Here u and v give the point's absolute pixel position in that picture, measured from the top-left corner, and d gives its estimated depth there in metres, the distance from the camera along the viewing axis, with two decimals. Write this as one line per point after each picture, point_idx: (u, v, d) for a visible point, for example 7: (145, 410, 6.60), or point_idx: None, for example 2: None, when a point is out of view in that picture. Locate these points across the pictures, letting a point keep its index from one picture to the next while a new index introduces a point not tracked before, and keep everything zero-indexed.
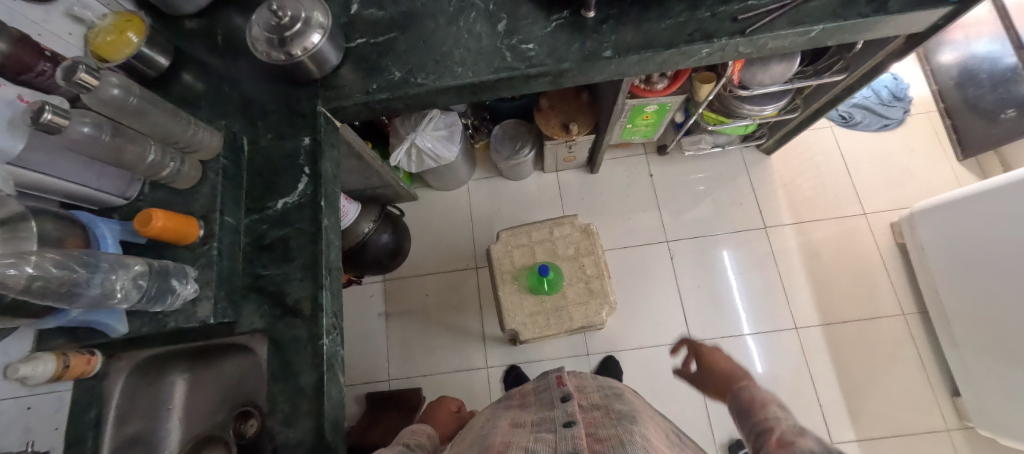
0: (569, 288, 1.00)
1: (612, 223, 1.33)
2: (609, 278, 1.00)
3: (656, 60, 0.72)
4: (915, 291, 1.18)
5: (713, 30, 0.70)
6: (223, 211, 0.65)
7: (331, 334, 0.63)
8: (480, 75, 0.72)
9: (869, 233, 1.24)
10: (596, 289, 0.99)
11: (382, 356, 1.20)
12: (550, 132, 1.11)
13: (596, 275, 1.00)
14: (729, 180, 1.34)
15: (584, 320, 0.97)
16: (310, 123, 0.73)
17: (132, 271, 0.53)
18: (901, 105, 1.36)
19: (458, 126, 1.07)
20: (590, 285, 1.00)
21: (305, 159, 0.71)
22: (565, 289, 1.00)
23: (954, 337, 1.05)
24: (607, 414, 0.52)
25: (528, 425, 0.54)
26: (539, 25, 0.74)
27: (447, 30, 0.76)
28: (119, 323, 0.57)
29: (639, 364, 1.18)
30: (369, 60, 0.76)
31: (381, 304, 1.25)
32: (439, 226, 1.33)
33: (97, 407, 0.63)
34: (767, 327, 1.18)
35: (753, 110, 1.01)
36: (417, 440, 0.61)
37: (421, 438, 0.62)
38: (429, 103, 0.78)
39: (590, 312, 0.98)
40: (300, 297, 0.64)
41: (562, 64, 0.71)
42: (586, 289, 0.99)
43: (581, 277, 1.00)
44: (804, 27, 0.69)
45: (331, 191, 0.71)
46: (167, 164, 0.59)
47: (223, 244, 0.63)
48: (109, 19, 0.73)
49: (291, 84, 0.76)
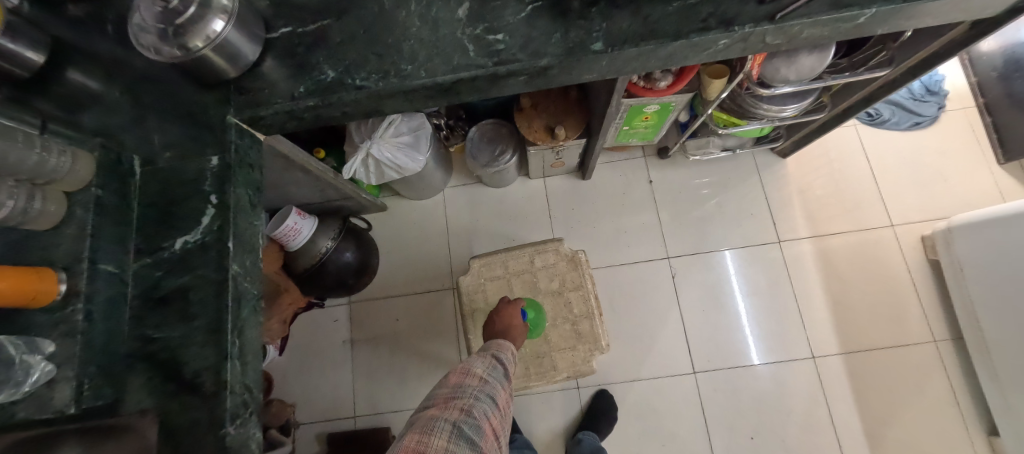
0: (553, 331, 0.94)
1: (607, 236, 1.18)
2: (598, 320, 0.94)
3: (658, 55, 0.56)
4: (947, 314, 1.05)
5: (733, 14, 0.54)
6: (97, 258, 0.50)
7: (239, 417, 0.49)
8: (434, 74, 0.56)
9: (896, 247, 1.10)
10: (584, 332, 0.93)
11: (348, 390, 1.07)
12: (534, 136, 0.96)
13: (585, 315, 0.94)
14: (740, 186, 1.19)
15: (569, 370, 0.92)
16: (219, 138, 0.57)
17: None
18: (935, 99, 1.20)
19: (426, 130, 0.92)
20: (578, 328, 0.93)
21: (211, 185, 0.55)
22: (548, 332, 0.93)
23: (995, 373, 0.92)
24: None
25: None
26: (511, 9, 0.58)
27: (394, 16, 0.60)
28: None
29: (635, 398, 1.05)
30: (296, 56, 0.60)
31: (346, 330, 1.11)
32: (413, 241, 1.18)
33: None
34: (780, 355, 1.06)
35: (772, 111, 0.86)
36: (505, 352, 0.75)
37: (507, 350, 0.76)
38: (374, 110, 0.62)
39: (577, 360, 0.92)
40: (200, 368, 0.49)
41: (540, 59, 0.55)
42: (573, 332, 0.93)
43: (567, 319, 0.94)
44: (853, 10, 0.53)
45: (248, 225, 0.56)
46: (6, 204, 0.42)
47: (94, 302, 0.49)
48: None
49: (198, 86, 0.60)
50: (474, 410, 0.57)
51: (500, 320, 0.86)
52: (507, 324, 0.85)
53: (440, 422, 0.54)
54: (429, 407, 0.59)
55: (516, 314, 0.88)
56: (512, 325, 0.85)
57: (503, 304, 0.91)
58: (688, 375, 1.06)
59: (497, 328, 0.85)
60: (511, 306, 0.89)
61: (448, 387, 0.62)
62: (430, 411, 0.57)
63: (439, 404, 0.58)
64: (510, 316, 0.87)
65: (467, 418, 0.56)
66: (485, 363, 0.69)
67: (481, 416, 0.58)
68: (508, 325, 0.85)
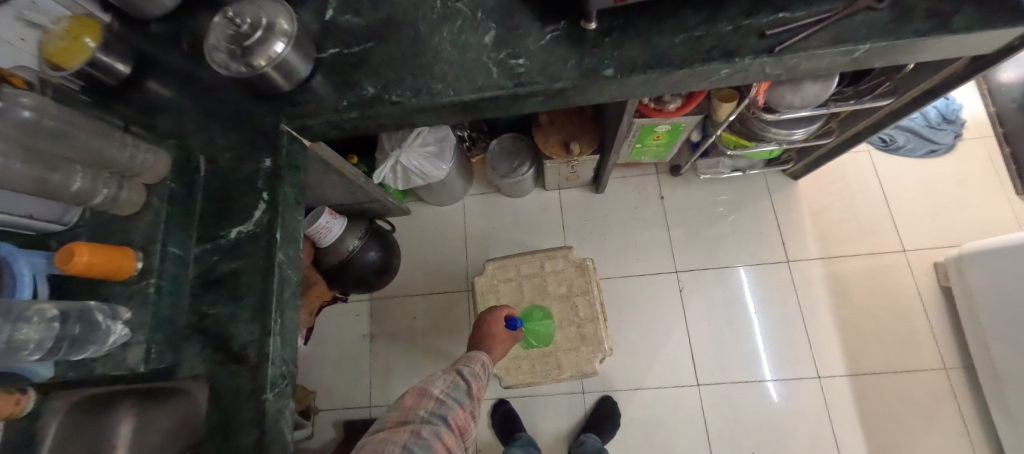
0: (559, 333, 0.98)
1: (617, 247, 1.22)
2: (603, 323, 0.98)
3: (664, 81, 0.62)
4: (959, 342, 1.04)
5: (735, 47, 0.59)
6: (167, 242, 0.58)
7: (277, 386, 0.56)
8: (461, 93, 0.63)
9: (908, 272, 1.11)
10: (588, 335, 0.97)
11: (364, 382, 1.14)
12: (549, 151, 1.02)
13: (589, 319, 0.98)
14: (752, 205, 1.22)
15: (572, 369, 0.96)
16: (272, 143, 0.65)
17: (46, 316, 0.47)
18: (952, 128, 1.21)
19: (450, 141, 1.00)
20: (583, 331, 0.98)
21: (264, 183, 0.63)
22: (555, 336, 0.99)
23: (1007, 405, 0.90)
24: None
25: None
26: (532, 37, 0.65)
27: (428, 40, 0.67)
28: (43, 368, 0.52)
29: (638, 408, 1.08)
30: (341, 73, 0.68)
31: (366, 324, 1.19)
32: (432, 244, 1.25)
33: (29, 450, 0.58)
34: (784, 373, 1.07)
35: (780, 134, 0.90)
36: (472, 368, 0.72)
37: (474, 365, 0.72)
38: (406, 122, 0.69)
39: (580, 361, 0.96)
40: (247, 341, 0.57)
41: (556, 83, 0.61)
42: (578, 334, 0.98)
43: (572, 321, 0.99)
44: (848, 45, 0.57)
45: (291, 220, 0.64)
46: (99, 192, 0.53)
47: (164, 280, 0.57)
48: (66, 27, 0.64)
49: (255, 98, 0.68)
50: (424, 434, 0.54)
51: (481, 327, 0.86)
52: (487, 332, 0.85)
53: (386, 447, 0.51)
54: (379, 433, 0.55)
55: (498, 321, 0.88)
56: (492, 332, 0.85)
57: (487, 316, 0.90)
58: (692, 387, 1.08)
59: (477, 335, 0.86)
60: (492, 314, 0.89)
61: (399, 410, 0.58)
62: (377, 436, 0.54)
63: (390, 428, 0.55)
64: (493, 324, 0.87)
65: (416, 442, 0.53)
66: (445, 381, 0.65)
67: (433, 439, 0.54)
68: (488, 332, 0.85)
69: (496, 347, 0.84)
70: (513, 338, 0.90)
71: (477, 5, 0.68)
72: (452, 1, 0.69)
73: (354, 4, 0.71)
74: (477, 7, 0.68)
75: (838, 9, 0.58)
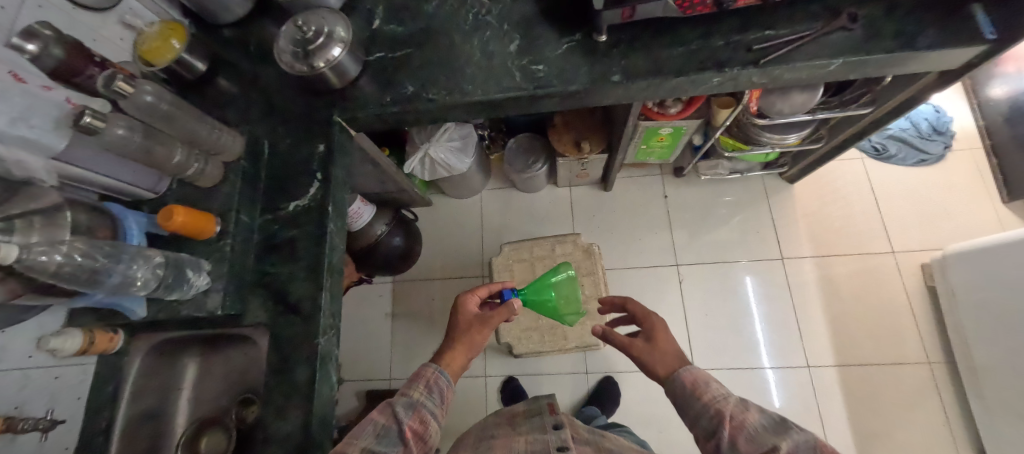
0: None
1: (622, 241, 1.31)
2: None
3: (664, 86, 0.71)
4: (941, 339, 1.14)
5: (726, 58, 0.69)
6: (240, 210, 0.70)
7: (327, 333, 0.66)
8: (489, 93, 0.74)
9: (896, 272, 1.21)
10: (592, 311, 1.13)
11: (385, 356, 1.24)
12: (563, 148, 1.13)
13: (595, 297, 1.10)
14: (751, 206, 1.31)
15: (578, 339, 1.12)
16: (325, 131, 0.76)
17: (151, 261, 0.59)
18: (942, 138, 1.30)
19: (473, 138, 1.11)
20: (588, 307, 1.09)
21: (318, 165, 0.74)
22: None
23: (981, 392, 1.01)
24: None
25: (522, 444, 0.64)
26: (551, 47, 0.75)
27: (461, 47, 0.78)
28: (139, 307, 0.63)
29: (638, 391, 1.16)
30: (385, 74, 0.79)
31: (389, 304, 1.30)
32: (451, 232, 1.36)
33: (115, 382, 0.69)
34: (777, 361, 1.17)
35: (773, 138, 0.99)
36: (411, 397, 0.60)
37: (415, 392, 0.61)
38: (439, 117, 0.80)
39: (584, 332, 1.11)
40: (302, 295, 0.67)
41: (570, 86, 0.72)
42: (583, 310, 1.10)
43: None
44: (823, 60, 0.66)
45: (340, 197, 0.74)
46: (191, 165, 0.65)
47: (237, 240, 0.68)
48: (156, 27, 0.80)
49: (311, 93, 0.79)
50: None
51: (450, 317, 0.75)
52: (453, 325, 0.73)
53: None
54: None
55: (461, 311, 0.74)
56: (454, 324, 0.73)
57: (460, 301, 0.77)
58: None
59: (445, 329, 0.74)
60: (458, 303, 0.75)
61: None
62: None
63: None
64: (458, 312, 0.74)
65: None
66: (374, 429, 0.55)
67: None
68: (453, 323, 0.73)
69: (459, 340, 0.70)
70: (485, 323, 0.72)
71: (504, 19, 0.79)
72: (483, 15, 0.80)
73: (397, 15, 0.83)
74: (503, 20, 0.79)
75: (816, 29, 0.68)
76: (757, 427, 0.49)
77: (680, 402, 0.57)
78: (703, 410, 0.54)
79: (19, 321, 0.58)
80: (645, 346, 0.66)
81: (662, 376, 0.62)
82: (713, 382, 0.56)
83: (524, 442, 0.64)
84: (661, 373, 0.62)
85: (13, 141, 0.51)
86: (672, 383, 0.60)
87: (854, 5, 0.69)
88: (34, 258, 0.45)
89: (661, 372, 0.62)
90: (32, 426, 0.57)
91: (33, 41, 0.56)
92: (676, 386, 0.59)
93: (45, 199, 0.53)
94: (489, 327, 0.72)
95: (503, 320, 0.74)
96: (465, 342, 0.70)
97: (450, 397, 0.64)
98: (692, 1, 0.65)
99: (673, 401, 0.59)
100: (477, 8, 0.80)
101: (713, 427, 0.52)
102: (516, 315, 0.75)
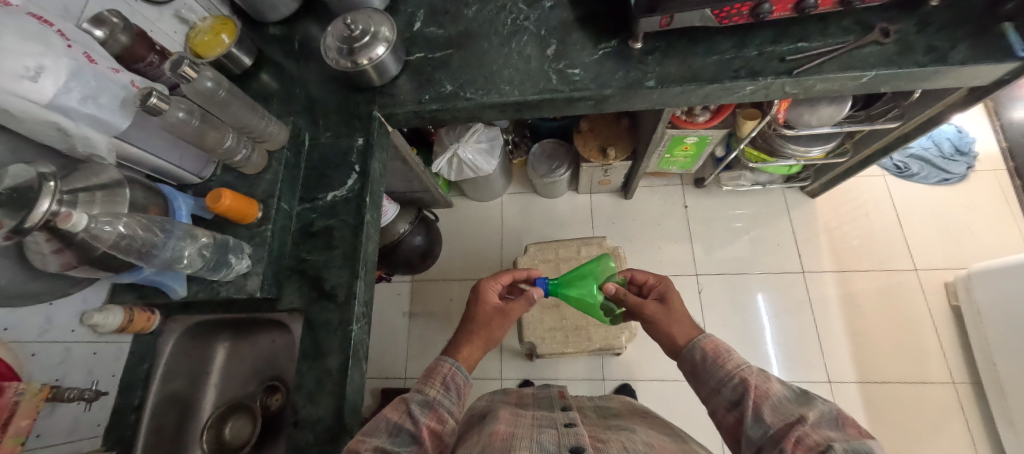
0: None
1: (642, 249, 1.35)
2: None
3: (698, 93, 0.73)
4: (966, 359, 1.14)
5: (759, 68, 0.71)
6: (280, 197, 0.71)
7: (360, 322, 0.65)
8: (526, 94, 0.76)
9: (919, 289, 1.23)
10: None
11: (402, 353, 1.28)
12: (588, 154, 1.16)
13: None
14: (768, 219, 1.35)
15: (601, 342, 1.16)
16: (365, 126, 0.78)
17: (198, 241, 0.61)
18: (964, 159, 1.34)
19: (499, 141, 1.18)
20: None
21: (356, 157, 0.75)
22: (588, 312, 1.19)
23: (1010, 414, 1.01)
24: (607, 427, 0.59)
25: (529, 417, 0.58)
26: (587, 52, 0.77)
27: (499, 50, 0.81)
28: (179, 286, 0.65)
29: (650, 396, 1.20)
30: (424, 73, 0.82)
31: (407, 303, 1.35)
32: (472, 234, 1.42)
33: (149, 361, 0.70)
34: (798, 375, 1.17)
35: (798, 150, 1.01)
36: (427, 394, 0.55)
37: (431, 389, 0.56)
38: (475, 116, 0.82)
39: (608, 335, 1.16)
40: (337, 283, 0.66)
41: (606, 89, 0.73)
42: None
43: None
44: (856, 71, 0.68)
45: (376, 190, 0.75)
46: (239, 150, 0.68)
47: (276, 226, 0.69)
48: (208, 21, 0.84)
49: (351, 88, 0.82)
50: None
51: (470, 305, 0.71)
52: (472, 315, 0.69)
53: None
54: None
55: (482, 301, 0.70)
56: (474, 315, 0.69)
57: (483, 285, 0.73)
58: None
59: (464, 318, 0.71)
60: (479, 293, 0.71)
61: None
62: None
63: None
64: (479, 303, 0.70)
65: None
66: (386, 428, 0.51)
67: None
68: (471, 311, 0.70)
69: (477, 333, 0.67)
70: (504, 315, 0.69)
71: (542, 24, 0.81)
72: (521, 20, 0.83)
73: (438, 19, 0.87)
74: (541, 25, 0.81)
75: (849, 42, 0.69)
76: (780, 398, 0.48)
77: (698, 371, 0.57)
78: (726, 377, 0.53)
79: (65, 294, 0.59)
80: (660, 307, 0.68)
81: (679, 344, 0.62)
82: (736, 351, 0.56)
83: (531, 417, 0.58)
84: (682, 341, 0.62)
85: (83, 117, 0.52)
86: (691, 352, 0.59)
87: (886, 20, 0.70)
88: (99, 227, 0.48)
89: (679, 339, 0.63)
90: (78, 399, 0.57)
91: (101, 28, 0.62)
92: (696, 354, 0.58)
93: (104, 176, 0.56)
94: (509, 318, 0.70)
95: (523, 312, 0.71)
96: (480, 337, 0.67)
97: (467, 392, 0.60)
98: (729, 11, 0.67)
99: (693, 371, 0.58)
100: (516, 14, 0.84)
101: (737, 396, 0.51)
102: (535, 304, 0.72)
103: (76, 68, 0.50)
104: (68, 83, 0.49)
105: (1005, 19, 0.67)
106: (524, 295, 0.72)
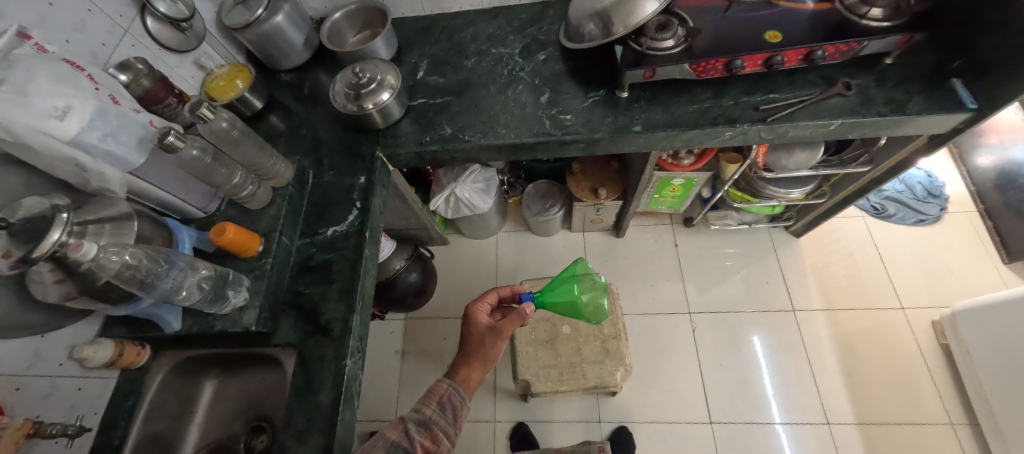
0: (586, 347, 1.19)
1: (636, 287, 1.38)
2: (624, 341, 1.19)
3: (680, 138, 0.79)
4: (961, 399, 1.14)
5: (735, 115, 0.77)
6: (282, 232, 0.73)
7: (354, 356, 0.64)
8: (521, 137, 0.81)
9: (908, 329, 1.24)
10: (611, 349, 1.17)
11: (393, 393, 1.25)
12: (580, 194, 1.21)
13: (613, 335, 1.19)
14: (758, 258, 1.39)
15: (596, 379, 1.14)
16: (368, 165, 0.82)
17: (199, 273, 0.62)
18: (936, 201, 1.41)
19: (495, 181, 1.22)
20: (607, 345, 1.18)
21: (358, 195, 0.78)
22: (582, 347, 1.19)
23: None
24: None
25: None
26: (578, 100, 0.84)
27: (496, 97, 0.88)
28: (174, 319, 0.65)
29: (650, 440, 1.16)
30: (425, 117, 0.87)
31: (400, 341, 1.33)
32: (468, 271, 1.43)
33: (133, 399, 0.68)
34: (797, 418, 1.15)
35: (778, 192, 1.07)
36: (423, 414, 0.60)
37: (428, 409, 0.61)
38: (472, 157, 0.86)
39: (604, 372, 1.15)
40: (333, 317, 0.67)
41: (595, 133, 0.79)
42: (602, 348, 1.18)
43: (597, 337, 1.19)
44: (824, 119, 0.74)
45: (375, 226, 0.77)
46: (247, 187, 0.71)
47: (275, 260, 0.70)
48: (225, 68, 0.90)
49: (357, 130, 0.87)
50: None
51: (464, 330, 0.78)
52: (467, 338, 0.76)
53: None
54: None
55: (473, 323, 0.77)
56: (469, 338, 0.76)
57: (473, 310, 0.81)
58: (705, 424, 1.16)
59: (461, 341, 0.77)
60: (470, 316, 0.79)
61: None
62: None
63: None
64: (472, 325, 0.77)
65: None
66: (384, 445, 0.54)
67: None
68: (465, 335, 0.77)
69: (473, 354, 0.72)
70: (497, 333, 0.74)
71: (535, 75, 0.89)
72: (518, 71, 0.90)
73: (440, 69, 0.94)
74: (535, 76, 0.89)
75: (816, 94, 0.76)
76: None
77: None
78: None
79: (57, 327, 0.59)
80: None
81: None
82: None
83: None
84: None
85: (101, 155, 0.54)
86: None
87: (847, 76, 0.78)
88: (106, 256, 0.50)
89: None
90: (57, 436, 0.56)
91: (126, 73, 0.68)
92: None
93: (113, 208, 0.58)
94: (502, 336, 0.73)
95: (515, 328, 0.74)
96: (477, 357, 0.72)
97: (463, 415, 0.64)
98: (705, 65, 0.74)
99: None
100: (512, 66, 0.91)
101: None
102: (528, 320, 0.74)
103: (100, 109, 0.53)
104: (92, 122, 0.52)
105: (953, 76, 0.74)
106: (516, 310, 0.75)
